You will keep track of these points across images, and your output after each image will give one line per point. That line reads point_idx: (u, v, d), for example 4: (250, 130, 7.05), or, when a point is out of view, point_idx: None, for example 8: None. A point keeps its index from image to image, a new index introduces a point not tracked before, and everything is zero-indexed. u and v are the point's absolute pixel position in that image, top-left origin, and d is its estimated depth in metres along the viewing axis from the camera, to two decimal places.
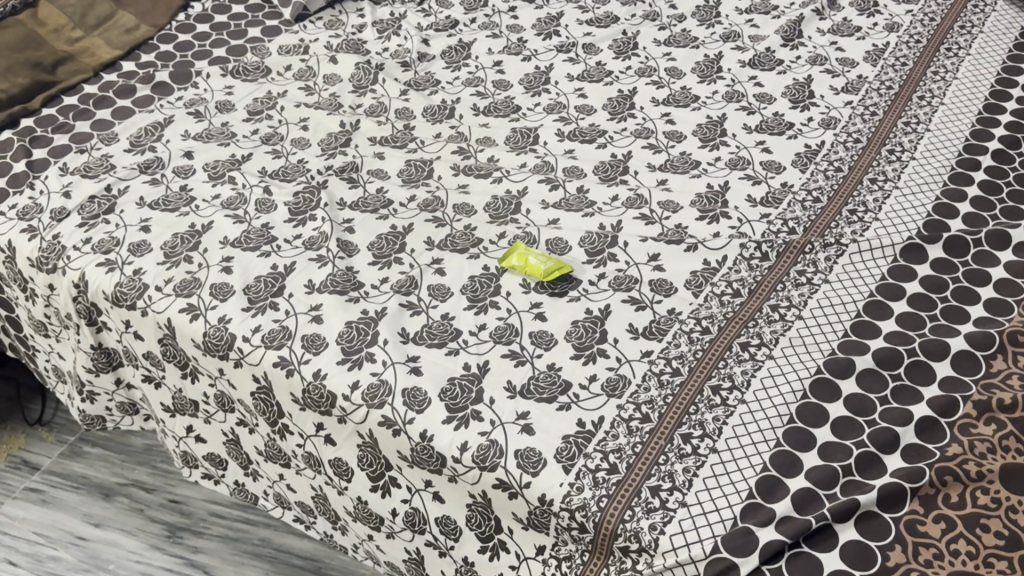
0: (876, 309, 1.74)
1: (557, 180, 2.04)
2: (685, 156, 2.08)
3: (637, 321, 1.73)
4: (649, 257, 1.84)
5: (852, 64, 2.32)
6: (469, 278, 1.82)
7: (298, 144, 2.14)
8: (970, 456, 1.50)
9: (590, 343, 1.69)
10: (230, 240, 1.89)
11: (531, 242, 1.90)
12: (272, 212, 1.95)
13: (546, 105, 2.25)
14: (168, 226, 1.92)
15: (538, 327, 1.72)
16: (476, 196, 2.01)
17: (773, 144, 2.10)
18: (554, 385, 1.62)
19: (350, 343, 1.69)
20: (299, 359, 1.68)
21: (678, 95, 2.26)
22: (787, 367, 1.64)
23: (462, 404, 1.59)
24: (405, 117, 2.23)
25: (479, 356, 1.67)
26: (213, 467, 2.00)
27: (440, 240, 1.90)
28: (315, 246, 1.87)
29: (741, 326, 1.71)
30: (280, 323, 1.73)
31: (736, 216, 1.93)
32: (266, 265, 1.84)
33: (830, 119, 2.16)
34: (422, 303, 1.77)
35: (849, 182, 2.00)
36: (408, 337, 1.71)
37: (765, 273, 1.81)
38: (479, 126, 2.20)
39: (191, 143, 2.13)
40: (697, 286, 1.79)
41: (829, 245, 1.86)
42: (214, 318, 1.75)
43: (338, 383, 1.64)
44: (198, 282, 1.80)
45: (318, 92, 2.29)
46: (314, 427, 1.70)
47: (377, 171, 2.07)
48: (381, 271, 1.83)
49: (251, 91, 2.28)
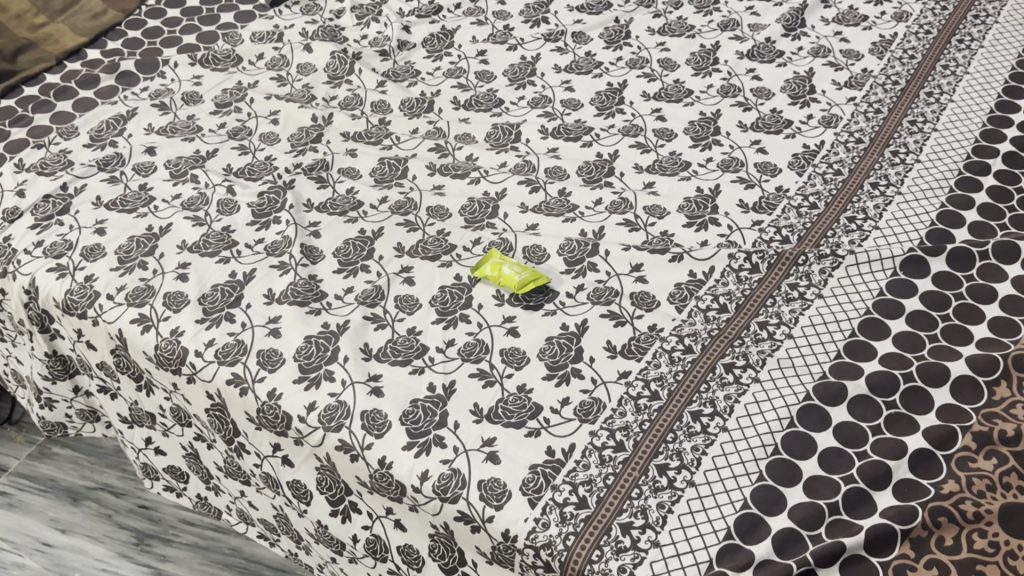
0: (872, 329, 1.62)
1: (538, 181, 1.93)
2: (675, 156, 1.96)
3: (615, 338, 1.62)
4: (631, 268, 1.73)
5: (856, 56, 2.18)
6: (439, 288, 1.71)
7: (266, 139, 2.03)
8: (967, 495, 1.39)
9: (565, 362, 1.58)
10: (188, 245, 1.78)
11: (507, 249, 1.78)
12: (234, 214, 1.85)
13: (531, 99, 2.13)
14: (124, 229, 1.82)
15: (510, 344, 1.62)
16: (451, 198, 1.89)
17: (769, 144, 1.98)
18: (524, 410, 1.51)
19: (308, 359, 1.58)
20: (253, 376, 1.58)
21: (670, 89, 2.13)
22: (774, 393, 1.53)
23: (424, 429, 1.49)
24: (381, 110, 2.11)
25: (446, 375, 1.57)
26: (174, 480, 1.91)
27: (411, 246, 1.79)
28: (277, 253, 1.77)
29: (726, 345, 1.60)
30: (235, 337, 1.62)
31: (726, 222, 1.81)
32: (225, 272, 1.73)
33: (830, 116, 2.03)
34: (388, 315, 1.67)
35: (849, 187, 1.87)
36: (371, 354, 1.60)
37: (755, 286, 1.69)
38: (458, 121, 2.08)
39: (154, 138, 2.02)
40: (680, 299, 1.68)
41: (825, 257, 1.74)
42: (166, 330, 1.65)
43: (294, 404, 1.54)
44: (150, 291, 1.70)
45: (291, 83, 2.18)
46: (271, 448, 1.60)
47: (348, 169, 1.96)
48: (346, 280, 1.72)
49: (220, 82, 2.17)
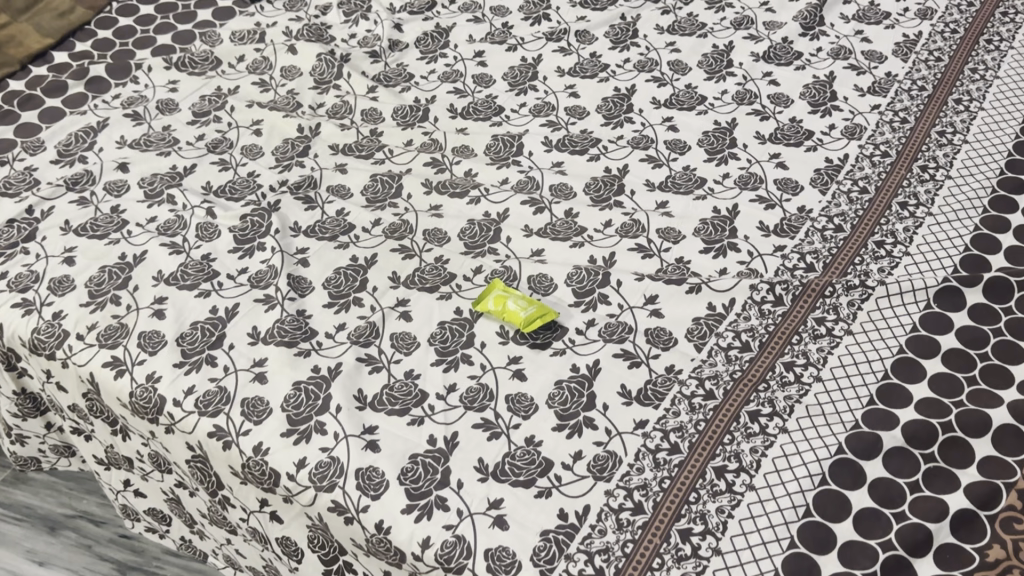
0: (906, 370, 1.50)
1: (542, 200, 1.79)
2: (689, 171, 1.83)
3: (630, 382, 1.50)
4: (646, 300, 1.60)
5: (879, 59, 2.05)
6: (438, 324, 1.58)
7: (248, 153, 1.89)
8: (1015, 562, 1.28)
9: (576, 410, 1.46)
10: (165, 276, 1.65)
11: (511, 278, 1.65)
12: (214, 239, 1.71)
13: (532, 107, 1.99)
14: (95, 258, 1.68)
15: (516, 389, 1.49)
16: (450, 219, 1.76)
17: (789, 157, 1.84)
18: (533, 466, 1.39)
19: (297, 409, 1.46)
20: (237, 429, 1.45)
21: (681, 95, 1.99)
22: (803, 445, 1.41)
23: (425, 489, 1.37)
24: (373, 119, 1.97)
25: (447, 426, 1.44)
26: (156, 522, 1.79)
27: (407, 275, 1.66)
28: (262, 284, 1.63)
29: (750, 390, 1.48)
30: (217, 383, 1.49)
31: (746, 247, 1.68)
32: (205, 308, 1.60)
33: (853, 127, 1.90)
34: (383, 357, 1.54)
35: (877, 207, 1.75)
36: (365, 402, 1.47)
37: (779, 321, 1.57)
38: (456, 132, 1.94)
39: (127, 152, 1.87)
40: (700, 336, 1.55)
41: (853, 288, 1.61)
42: (141, 375, 1.51)
43: (282, 460, 1.41)
44: (124, 330, 1.57)
45: (274, 88, 2.03)
46: (258, 503, 1.48)
47: (337, 187, 1.82)
48: (337, 316, 1.59)
49: (198, 87, 2.02)
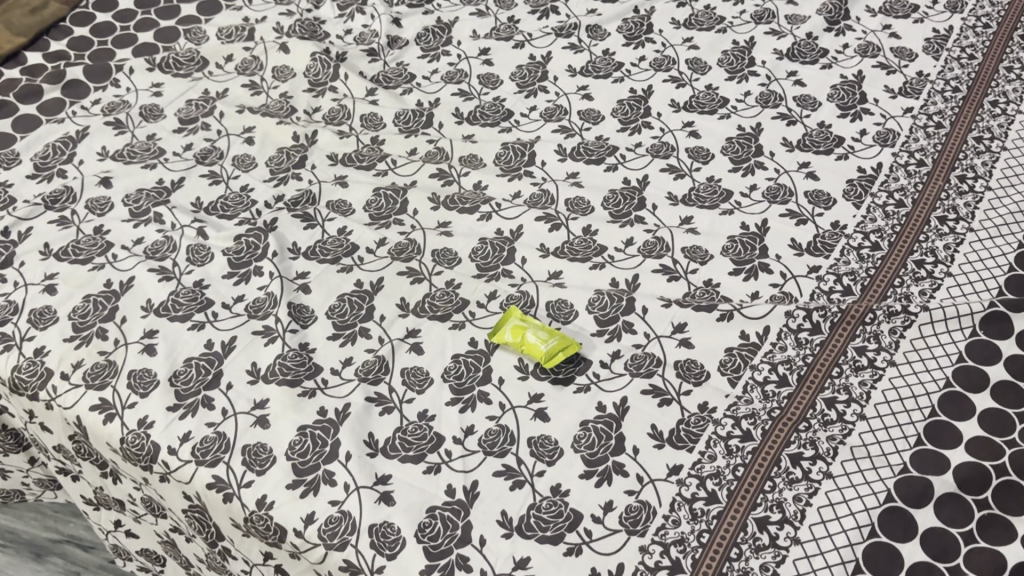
0: (954, 406, 1.40)
1: (558, 216, 1.67)
2: (714, 183, 1.72)
3: (661, 422, 1.39)
4: (674, 328, 1.50)
5: (909, 56, 1.93)
6: (452, 358, 1.47)
7: (240, 164, 1.77)
8: None
9: (604, 454, 1.36)
10: (155, 306, 1.53)
11: (528, 305, 1.54)
12: (206, 264, 1.59)
13: (543, 110, 1.87)
14: (78, 286, 1.56)
15: (538, 431, 1.39)
16: (460, 238, 1.64)
17: (819, 167, 1.74)
18: (560, 519, 1.29)
19: (303, 457, 1.35)
20: (239, 480, 1.34)
21: (702, 97, 1.88)
22: (850, 493, 1.31)
23: (445, 548, 1.26)
24: (373, 125, 1.85)
25: (466, 475, 1.34)
26: (149, 562, 1.68)
27: (417, 302, 1.54)
28: (260, 314, 1.52)
29: (790, 431, 1.38)
30: (215, 428, 1.38)
31: (778, 269, 1.58)
32: (199, 342, 1.48)
33: (886, 133, 1.79)
34: (394, 396, 1.42)
35: (915, 222, 1.64)
36: (377, 448, 1.36)
37: (817, 352, 1.46)
38: (463, 139, 1.82)
39: (110, 165, 1.75)
40: (733, 370, 1.45)
41: (895, 314, 1.51)
42: (132, 420, 1.40)
43: (288, 515, 1.30)
44: (112, 368, 1.45)
45: (266, 91, 1.90)
46: (261, 556, 1.37)
47: (338, 203, 1.70)
48: (343, 349, 1.48)
49: (184, 91, 1.89)
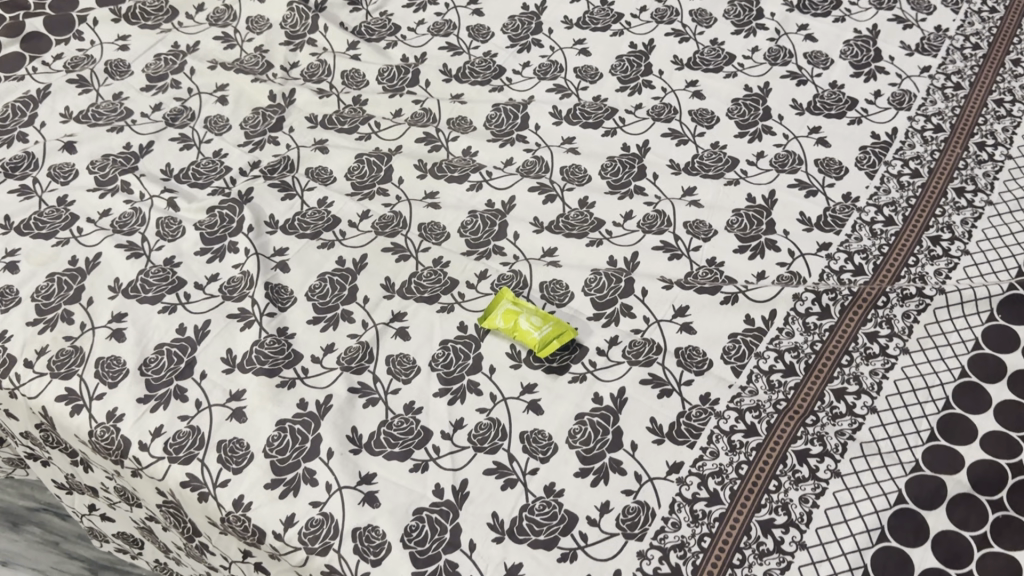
0: (969, 398, 1.32)
1: (553, 186, 1.57)
2: (719, 150, 1.62)
3: (661, 416, 1.32)
4: (675, 312, 1.42)
5: (927, 9, 1.81)
6: (440, 344, 1.39)
7: (213, 126, 1.66)
8: None
9: (601, 451, 1.29)
10: (123, 286, 1.44)
11: (520, 285, 1.45)
12: (178, 239, 1.49)
13: (537, 67, 1.76)
14: (40, 263, 1.46)
15: (531, 425, 1.31)
16: (448, 211, 1.54)
17: (830, 132, 1.63)
18: (554, 522, 1.22)
19: (282, 455, 1.27)
20: (215, 479, 1.26)
21: (706, 53, 1.77)
22: (859, 493, 1.24)
23: (433, 553, 1.19)
24: (355, 83, 1.73)
25: (455, 473, 1.26)
26: (127, 544, 1.61)
27: (402, 282, 1.45)
28: (236, 296, 1.43)
29: (796, 425, 1.31)
30: (189, 422, 1.30)
31: (786, 247, 1.50)
32: (170, 326, 1.40)
33: (902, 94, 1.68)
34: (379, 386, 1.34)
35: (931, 193, 1.54)
36: (361, 444, 1.29)
37: (826, 338, 1.38)
38: (452, 100, 1.71)
39: (73, 128, 1.64)
40: (738, 358, 1.37)
41: (909, 297, 1.42)
42: (101, 412, 1.32)
43: (267, 517, 1.23)
44: (78, 355, 1.37)
45: (240, 44, 1.79)
46: (241, 554, 1.31)
47: (317, 170, 1.60)
48: (324, 335, 1.39)
49: (152, 45, 1.77)
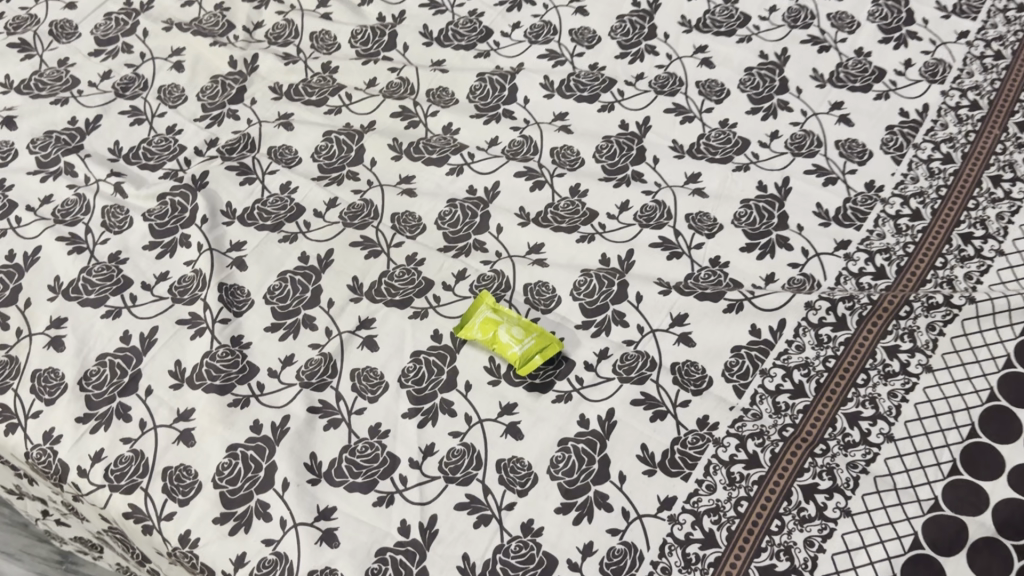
0: (1001, 423, 1.11)
1: (541, 171, 1.43)
2: (727, 129, 1.47)
3: (653, 442, 1.17)
4: (673, 320, 1.28)
5: None
6: (411, 357, 1.26)
7: (167, 96, 1.52)
8: None
9: (585, 483, 1.14)
10: (64, 286, 1.31)
11: (502, 288, 1.31)
12: (126, 231, 1.36)
13: (528, 29, 1.61)
14: None
15: (509, 452, 1.17)
16: (425, 199, 1.41)
17: (853, 109, 1.47)
18: (533, 565, 1.08)
19: (233, 485, 1.14)
20: (159, 511, 1.13)
21: (718, 13, 1.59)
22: (869, 537, 1.06)
23: None
24: (326, 47, 1.61)
25: (423, 507, 1.13)
26: (86, 548, 1.50)
27: (372, 283, 1.32)
28: (187, 297, 1.29)
29: (803, 456, 1.14)
30: (131, 446, 1.18)
31: (799, 244, 1.34)
32: (115, 333, 1.27)
33: (935, 64, 1.50)
34: (342, 406, 1.21)
35: (964, 181, 1.35)
36: (319, 473, 1.16)
37: (841, 354, 1.22)
38: (434, 69, 1.56)
39: (14, 99, 1.50)
40: (740, 375, 1.22)
41: (935, 306, 1.23)
42: (37, 433, 1.20)
43: (215, 556, 1.10)
44: (13, 367, 1.24)
45: (199, 1, 1.66)
46: None
47: (281, 149, 1.46)
48: (283, 344, 1.26)
49: (103, 4, 1.63)
